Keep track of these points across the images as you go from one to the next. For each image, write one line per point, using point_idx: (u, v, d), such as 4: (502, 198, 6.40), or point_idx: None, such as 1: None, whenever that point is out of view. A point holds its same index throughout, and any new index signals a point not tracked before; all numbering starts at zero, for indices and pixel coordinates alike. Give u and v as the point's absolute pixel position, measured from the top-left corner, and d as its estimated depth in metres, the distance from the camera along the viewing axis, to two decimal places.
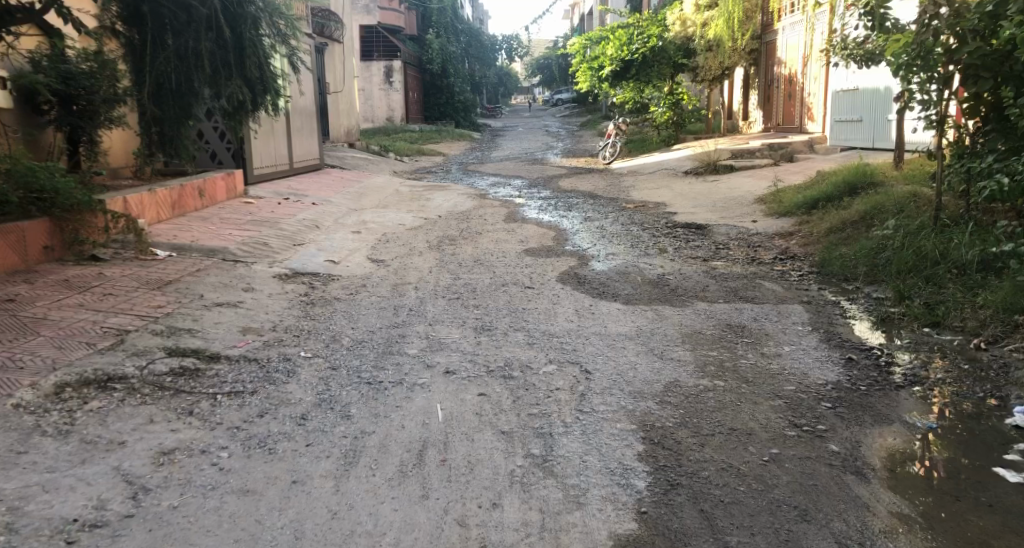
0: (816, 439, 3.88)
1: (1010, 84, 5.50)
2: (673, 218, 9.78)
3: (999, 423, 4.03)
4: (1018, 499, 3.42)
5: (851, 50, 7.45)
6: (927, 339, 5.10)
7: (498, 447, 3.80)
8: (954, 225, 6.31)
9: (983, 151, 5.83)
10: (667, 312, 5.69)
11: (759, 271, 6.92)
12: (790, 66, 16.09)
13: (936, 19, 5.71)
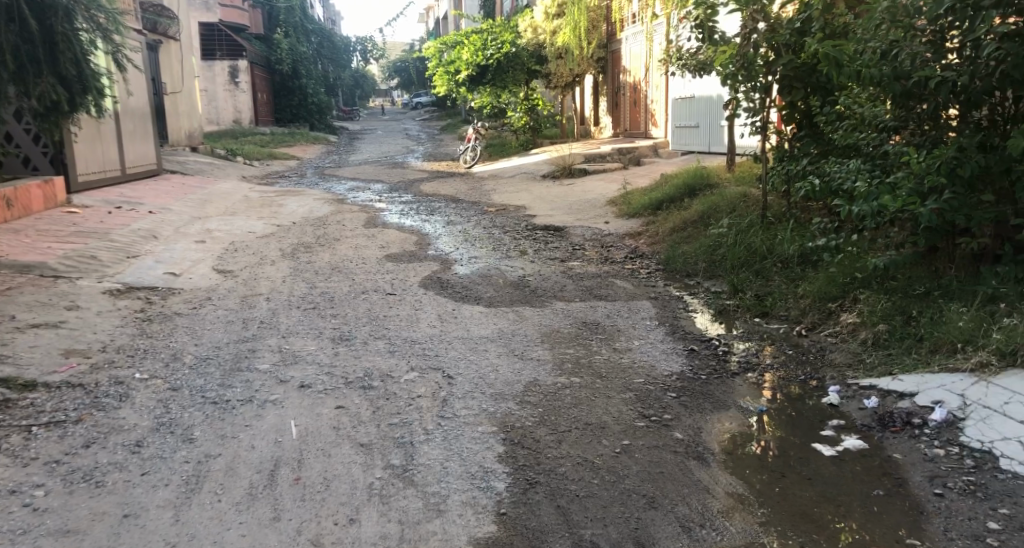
0: (662, 428, 4.09)
1: (816, 94, 6.21)
2: (532, 221, 9.97)
3: (818, 402, 4.38)
4: (836, 470, 3.73)
5: (685, 60, 7.90)
6: (759, 329, 5.47)
7: (356, 461, 3.77)
8: (778, 223, 6.83)
9: (799, 154, 6.43)
10: (528, 313, 5.81)
11: (612, 270, 7.19)
12: (634, 74, 16.82)
13: (754, 33, 6.19)
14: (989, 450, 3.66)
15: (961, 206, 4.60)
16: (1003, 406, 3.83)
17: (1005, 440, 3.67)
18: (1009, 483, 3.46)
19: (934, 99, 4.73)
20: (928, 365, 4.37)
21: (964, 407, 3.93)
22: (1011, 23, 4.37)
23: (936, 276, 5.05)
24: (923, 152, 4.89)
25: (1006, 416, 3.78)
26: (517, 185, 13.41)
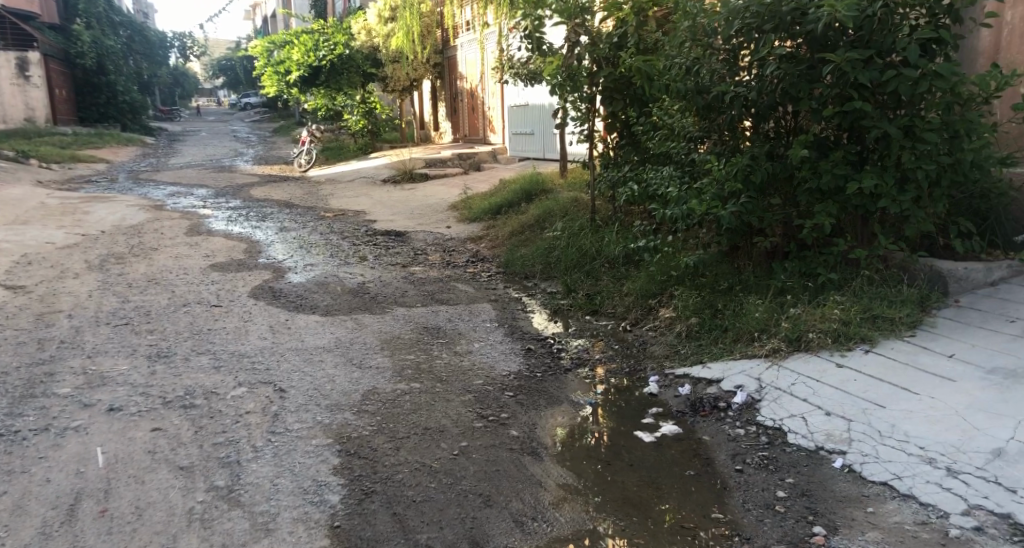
0: (499, 427, 4.08)
1: (633, 106, 6.51)
2: (372, 226, 9.78)
3: (639, 392, 4.52)
4: (654, 454, 3.83)
5: (517, 68, 8.04)
6: (589, 326, 5.62)
7: (174, 485, 3.52)
8: (605, 226, 7.06)
9: (621, 161, 6.74)
10: (367, 320, 5.67)
11: (454, 274, 7.17)
12: (470, 81, 16.97)
13: (577, 47, 6.41)
14: (780, 427, 3.87)
15: (755, 209, 5.01)
16: (791, 387, 4.14)
17: (791, 417, 3.91)
18: (795, 455, 3.66)
19: (730, 111, 5.09)
20: (731, 353, 4.65)
21: (760, 389, 4.19)
22: (786, 45, 4.75)
23: (737, 271, 5.40)
24: (723, 160, 5.27)
25: (793, 396, 4.07)
26: (355, 190, 13.13)
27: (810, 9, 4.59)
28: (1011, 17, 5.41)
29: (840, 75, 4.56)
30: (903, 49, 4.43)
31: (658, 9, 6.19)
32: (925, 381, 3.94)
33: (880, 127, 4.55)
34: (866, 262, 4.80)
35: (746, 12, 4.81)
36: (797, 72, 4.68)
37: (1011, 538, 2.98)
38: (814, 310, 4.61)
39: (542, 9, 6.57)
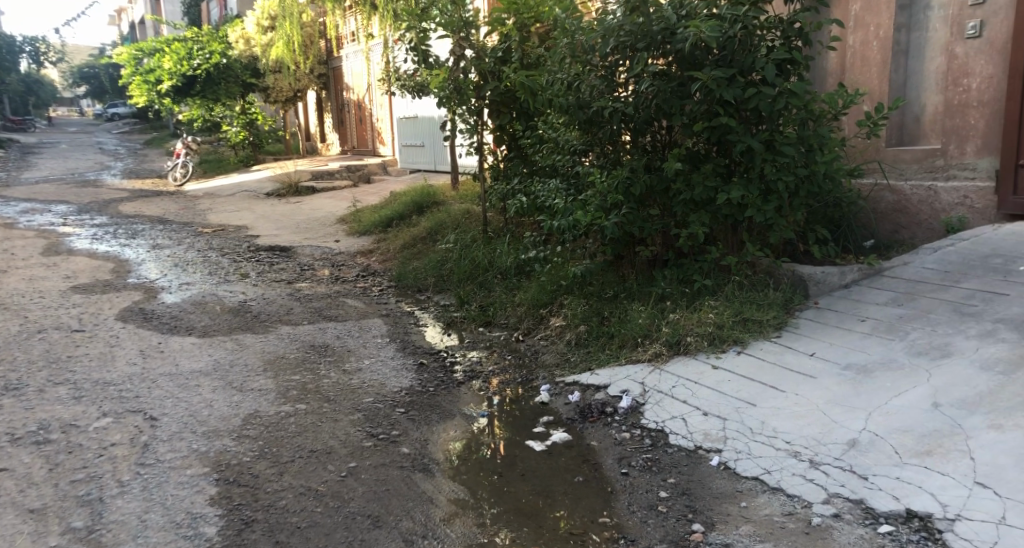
0: (390, 445, 4.00)
1: (520, 120, 6.63)
2: (255, 241, 9.52)
3: (531, 401, 4.54)
4: (545, 463, 3.82)
5: (404, 80, 7.72)
6: (482, 338, 5.65)
7: (23, 531, 3.31)
8: (497, 237, 7.13)
9: (510, 173, 6.84)
10: (248, 340, 5.52)
11: (342, 289, 7.06)
12: (356, 92, 16.79)
13: (462, 60, 6.44)
14: (662, 428, 3.96)
15: (635, 219, 5.19)
16: (672, 389, 4.27)
17: (673, 419, 4.02)
18: (676, 456, 3.74)
19: (610, 126, 5.24)
20: (618, 358, 4.78)
21: (644, 393, 4.31)
22: (658, 63, 4.95)
23: (622, 280, 5.56)
24: (606, 172, 5.43)
25: (674, 398, 4.19)
26: (235, 204, 12.72)
27: (678, 28, 4.81)
28: (855, 40, 5.84)
29: (707, 92, 4.79)
30: (762, 68, 4.72)
31: (540, 26, 6.39)
32: (791, 380, 4.13)
33: (744, 141, 4.81)
34: (736, 268, 5.05)
35: (620, 30, 4.97)
36: (669, 88, 4.87)
37: (864, 521, 3.11)
38: (691, 315, 4.80)
39: (426, 22, 6.63)
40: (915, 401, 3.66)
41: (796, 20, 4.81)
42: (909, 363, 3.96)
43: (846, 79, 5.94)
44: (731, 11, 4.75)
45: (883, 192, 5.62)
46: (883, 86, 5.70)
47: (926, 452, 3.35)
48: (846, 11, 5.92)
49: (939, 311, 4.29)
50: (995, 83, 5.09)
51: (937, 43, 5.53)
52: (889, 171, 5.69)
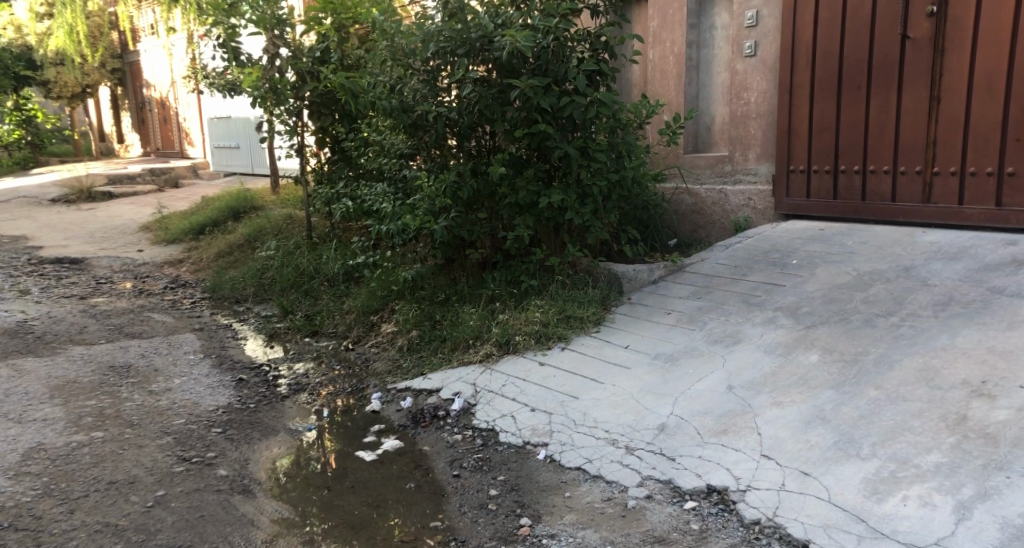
0: (205, 468, 3.89)
1: (343, 122, 6.64)
2: (39, 253, 8.80)
3: (362, 410, 4.56)
4: (375, 472, 3.86)
5: (213, 78, 7.47)
6: (309, 348, 5.60)
7: None
8: (322, 242, 7.07)
9: (335, 178, 6.82)
10: (30, 365, 5.14)
11: (146, 304, 6.72)
12: (159, 90, 15.91)
13: (277, 58, 6.35)
14: (493, 427, 4.05)
15: (463, 222, 5.33)
16: (501, 388, 4.38)
17: (503, 417, 4.11)
18: (505, 453, 3.84)
19: (435, 129, 5.31)
20: (449, 361, 4.88)
21: (475, 394, 4.39)
22: (479, 70, 5.09)
23: (453, 283, 5.68)
24: (433, 176, 5.51)
25: (504, 396, 4.30)
26: (15, 212, 11.66)
27: (496, 37, 4.94)
28: (654, 54, 6.38)
29: (526, 100, 5.02)
30: (573, 78, 5.00)
31: (359, 26, 6.39)
32: (608, 372, 4.37)
33: (562, 147, 5.07)
34: (559, 268, 5.31)
35: (440, 36, 5.04)
36: (490, 95, 5.04)
37: (672, 500, 3.29)
38: (519, 315, 4.98)
39: (234, 17, 6.35)
40: (713, 385, 3.98)
41: (602, 34, 5.14)
42: (710, 348, 4.33)
43: (648, 90, 6.48)
44: (544, 22, 4.94)
45: (683, 195, 6.20)
46: (678, 97, 6.25)
47: (722, 431, 3.61)
48: (646, 28, 6.47)
49: (731, 303, 4.74)
50: (769, 98, 5.71)
51: (721, 59, 6.11)
52: (687, 176, 6.25)
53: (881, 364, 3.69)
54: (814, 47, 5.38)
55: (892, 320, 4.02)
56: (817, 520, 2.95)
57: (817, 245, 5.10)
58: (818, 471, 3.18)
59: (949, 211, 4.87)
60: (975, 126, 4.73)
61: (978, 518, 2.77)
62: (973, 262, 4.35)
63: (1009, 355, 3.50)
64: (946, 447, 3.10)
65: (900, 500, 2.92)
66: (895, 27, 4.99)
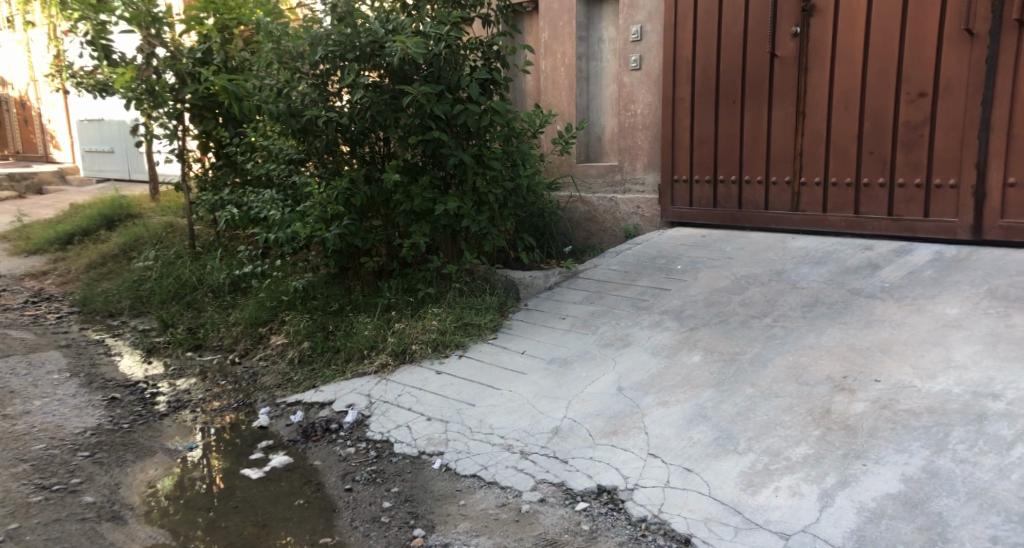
0: (68, 495, 3.72)
1: (227, 126, 6.50)
2: None
3: (249, 426, 4.47)
4: (261, 491, 3.79)
5: (81, 78, 7.10)
6: (191, 363, 5.43)
7: None
8: (206, 252, 6.87)
9: (219, 184, 6.65)
10: None
11: (5, 320, 6.34)
12: (18, 89, 15.04)
13: (153, 58, 6.17)
14: (387, 438, 4.05)
15: (356, 230, 5.26)
16: (397, 398, 4.38)
17: (398, 427, 4.12)
18: (400, 464, 3.86)
19: (326, 135, 5.19)
20: (343, 373, 4.81)
21: (369, 405, 4.38)
22: (370, 76, 4.97)
23: (347, 291, 5.62)
24: (325, 182, 5.36)
25: (399, 406, 4.30)
26: None
27: (386, 42, 4.83)
28: (546, 65, 6.53)
29: (419, 106, 4.94)
30: (467, 86, 4.99)
31: (242, 28, 6.28)
32: (504, 377, 4.42)
33: (456, 155, 5.07)
34: (456, 275, 5.34)
35: (328, 40, 4.91)
36: (382, 101, 4.91)
37: (564, 502, 3.39)
38: (415, 323, 4.98)
39: (105, 13, 6.12)
40: (604, 387, 4.11)
41: (494, 43, 5.17)
42: (602, 352, 4.46)
43: (541, 100, 6.63)
44: (434, 30, 4.91)
45: (576, 203, 6.34)
46: (570, 108, 6.43)
47: (612, 432, 3.74)
48: (538, 39, 6.62)
49: (621, 307, 4.91)
50: (654, 109, 5.96)
51: (609, 71, 6.33)
52: (580, 184, 6.44)
53: (756, 363, 3.91)
54: (694, 61, 5.63)
55: (765, 321, 4.26)
56: (699, 514, 3.11)
57: (700, 251, 5.34)
58: (700, 467, 3.34)
59: (815, 218, 5.19)
60: (836, 139, 5.06)
61: (839, 504, 2.98)
62: (837, 266, 4.66)
63: (866, 352, 3.77)
64: (812, 439, 3.32)
65: (772, 491, 3.11)
66: (764, 45, 5.28)
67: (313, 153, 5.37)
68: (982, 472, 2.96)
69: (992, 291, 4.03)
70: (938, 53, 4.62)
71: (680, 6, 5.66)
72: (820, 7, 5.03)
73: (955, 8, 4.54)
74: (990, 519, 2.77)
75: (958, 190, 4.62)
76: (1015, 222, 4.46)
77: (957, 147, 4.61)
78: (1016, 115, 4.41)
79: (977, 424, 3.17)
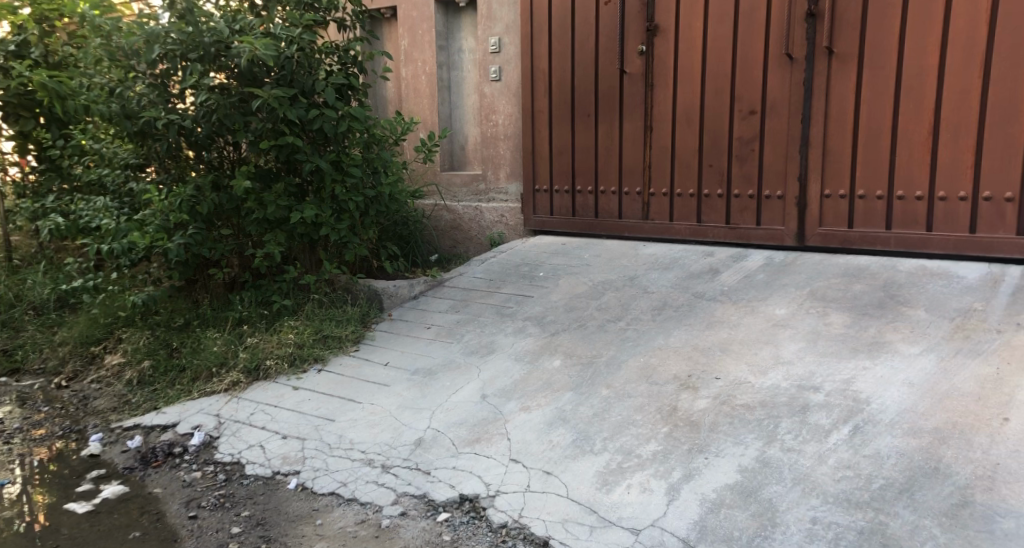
0: None
1: (48, 126, 6.08)
2: None
3: (77, 456, 4.16)
4: (89, 527, 3.54)
5: None
6: (7, 389, 4.97)
7: None
8: (27, 265, 6.34)
9: (41, 191, 6.17)
10: None
11: None
12: None
13: None
14: (238, 460, 3.90)
15: (203, 240, 5.02)
16: (249, 418, 4.22)
17: (250, 448, 3.97)
18: (252, 486, 3.72)
19: (166, 139, 4.89)
20: (189, 393, 4.56)
21: (219, 426, 4.19)
22: (217, 77, 4.76)
23: (194, 306, 5.37)
24: (167, 188, 5.11)
25: (252, 426, 4.15)
26: None
27: (232, 43, 4.64)
28: (407, 72, 6.51)
29: (270, 110, 4.77)
30: (321, 91, 4.85)
31: (65, 21, 6.00)
32: (366, 390, 4.34)
33: (313, 161, 4.91)
34: (315, 286, 5.21)
35: (166, 38, 4.61)
36: (229, 103, 4.70)
37: (426, 514, 3.36)
38: (271, 337, 4.81)
39: None
40: (468, 395, 4.10)
41: (350, 48, 5.08)
42: (465, 360, 4.46)
43: (403, 107, 6.59)
44: (285, 32, 4.76)
45: (442, 212, 6.41)
46: (432, 116, 6.43)
47: (475, 440, 3.74)
48: (397, 46, 6.59)
49: (486, 315, 4.93)
50: (513, 120, 6.06)
51: (470, 81, 6.38)
52: (444, 193, 6.47)
53: (612, 365, 4.03)
54: (550, 74, 5.77)
55: (620, 325, 4.41)
56: (557, 516, 3.16)
57: (560, 259, 5.46)
58: (559, 469, 3.40)
59: (662, 227, 5.43)
60: (679, 152, 5.31)
61: (684, 497, 3.10)
62: (683, 271, 4.88)
63: (708, 351, 3.97)
64: (661, 436, 3.45)
65: (625, 488, 3.21)
66: (614, 62, 5.47)
67: (154, 158, 5.07)
68: (805, 459, 3.16)
69: (814, 291, 4.34)
70: (765, 74, 4.92)
71: (535, 22, 5.78)
72: (663, 27, 5.25)
73: (778, 32, 4.84)
74: (811, 502, 2.96)
75: (783, 200, 4.94)
76: (832, 230, 4.80)
77: (783, 161, 4.92)
78: (831, 132, 4.75)
79: (800, 415, 3.39)
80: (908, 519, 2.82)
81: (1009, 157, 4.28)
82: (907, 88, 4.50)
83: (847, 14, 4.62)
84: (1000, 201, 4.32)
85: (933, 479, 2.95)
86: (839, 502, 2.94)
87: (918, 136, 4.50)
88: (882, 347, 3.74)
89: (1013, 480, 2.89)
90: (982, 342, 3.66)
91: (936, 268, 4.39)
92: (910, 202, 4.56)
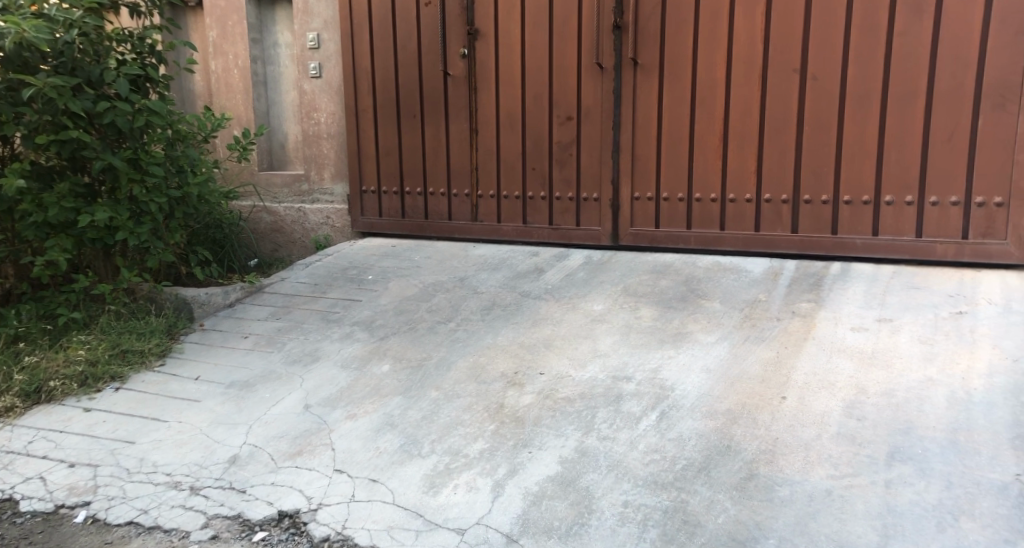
0: None
1: None
2: None
3: None
4: None
5: None
6: None
7: None
8: None
9: None
10: None
11: None
12: None
13: None
14: (10, 496, 3.46)
15: None
16: (28, 447, 3.77)
17: (27, 481, 3.54)
18: (27, 525, 3.31)
19: None
20: None
21: None
22: None
23: None
24: None
25: (30, 456, 3.70)
26: None
27: None
28: (216, 65, 6.12)
29: (47, 100, 4.33)
30: (111, 81, 4.45)
31: None
32: (173, 408, 4.00)
33: (103, 158, 4.48)
34: (111, 296, 4.75)
35: None
36: None
37: (241, 535, 3.12)
38: (56, 355, 4.33)
39: None
40: (290, 407, 3.87)
41: (146, 36, 4.73)
42: (285, 370, 4.21)
43: (214, 103, 6.20)
44: (62, 14, 4.29)
45: (262, 213, 6.13)
46: (246, 113, 6.10)
47: (297, 453, 3.52)
48: (204, 37, 6.20)
49: (309, 321, 4.70)
50: (335, 119, 5.85)
51: (288, 77, 6.11)
52: (263, 194, 6.16)
53: (440, 367, 3.95)
54: (371, 75, 5.62)
55: (449, 326, 4.33)
56: (382, 524, 3.03)
57: (389, 261, 5.32)
58: (385, 476, 3.27)
59: (489, 228, 5.43)
60: (496, 156, 5.34)
61: (509, 493, 3.07)
62: (510, 271, 4.89)
63: (532, 347, 3.98)
64: (487, 434, 3.40)
65: (451, 489, 3.13)
66: (437, 63, 5.41)
67: None
68: (618, 446, 3.22)
69: (627, 287, 4.47)
70: (578, 80, 5.03)
71: (355, 20, 5.61)
72: (483, 32, 5.25)
73: (589, 41, 4.97)
74: (623, 486, 3.01)
75: (599, 203, 5.07)
76: (641, 230, 4.98)
77: (595, 164, 5.06)
78: (636, 138, 4.92)
79: (615, 404, 3.46)
80: (705, 495, 2.92)
81: (785, 163, 4.60)
82: (700, 97, 4.74)
83: (649, 25, 4.80)
84: (779, 202, 4.65)
85: (727, 457, 3.08)
86: (647, 484, 3.01)
87: (710, 142, 4.75)
88: (685, 337, 3.89)
89: (789, 452, 3.07)
90: (766, 329, 3.89)
91: (727, 263, 4.66)
92: (706, 204, 4.81)
